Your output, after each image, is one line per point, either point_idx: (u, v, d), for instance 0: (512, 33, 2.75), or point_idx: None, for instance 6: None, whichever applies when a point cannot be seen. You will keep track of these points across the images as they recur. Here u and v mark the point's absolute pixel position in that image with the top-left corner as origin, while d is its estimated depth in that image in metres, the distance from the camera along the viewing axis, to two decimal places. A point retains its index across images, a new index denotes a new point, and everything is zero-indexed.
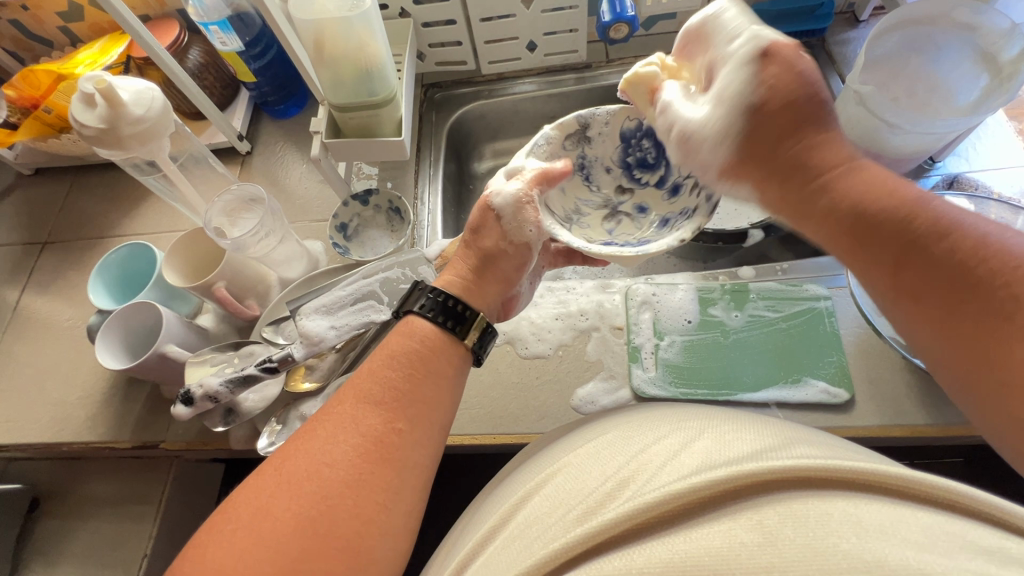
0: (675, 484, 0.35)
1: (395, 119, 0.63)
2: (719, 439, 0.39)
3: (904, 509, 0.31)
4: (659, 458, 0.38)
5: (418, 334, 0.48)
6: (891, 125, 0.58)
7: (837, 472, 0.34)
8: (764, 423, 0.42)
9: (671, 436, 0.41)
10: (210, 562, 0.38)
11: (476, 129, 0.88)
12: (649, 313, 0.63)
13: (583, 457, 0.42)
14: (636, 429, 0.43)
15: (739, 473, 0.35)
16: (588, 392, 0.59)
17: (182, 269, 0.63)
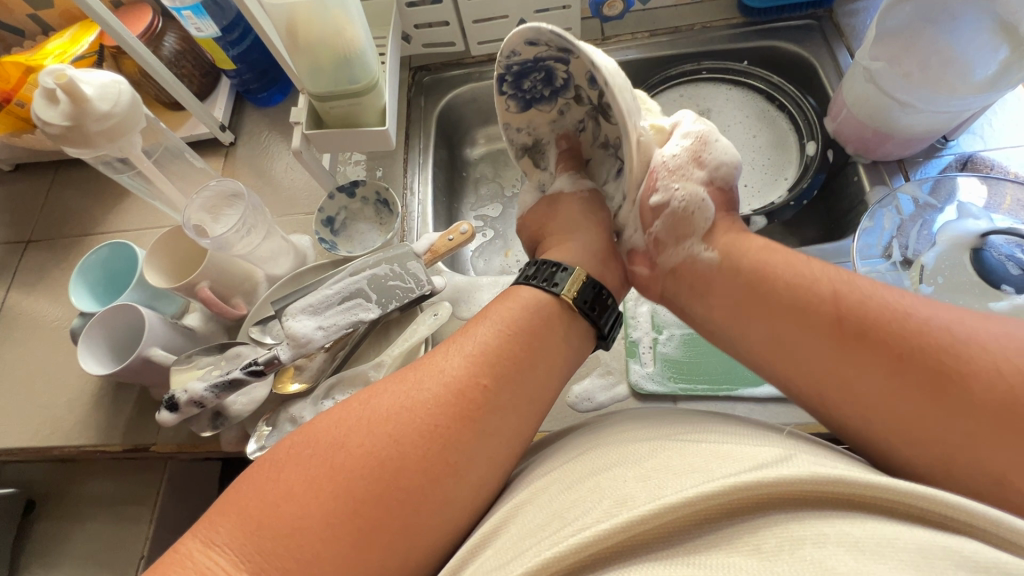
0: (666, 500, 0.33)
1: (379, 108, 0.60)
2: (717, 449, 0.37)
3: (910, 530, 0.30)
4: (653, 469, 0.37)
5: (519, 296, 0.48)
6: (904, 103, 0.55)
7: (834, 488, 0.32)
8: (762, 432, 0.40)
9: (669, 446, 0.39)
10: (277, 481, 0.37)
11: (467, 114, 0.85)
12: (647, 306, 0.61)
13: (576, 467, 0.40)
14: (631, 436, 0.41)
15: (734, 488, 0.33)
16: (585, 388, 0.57)
17: (165, 269, 0.62)
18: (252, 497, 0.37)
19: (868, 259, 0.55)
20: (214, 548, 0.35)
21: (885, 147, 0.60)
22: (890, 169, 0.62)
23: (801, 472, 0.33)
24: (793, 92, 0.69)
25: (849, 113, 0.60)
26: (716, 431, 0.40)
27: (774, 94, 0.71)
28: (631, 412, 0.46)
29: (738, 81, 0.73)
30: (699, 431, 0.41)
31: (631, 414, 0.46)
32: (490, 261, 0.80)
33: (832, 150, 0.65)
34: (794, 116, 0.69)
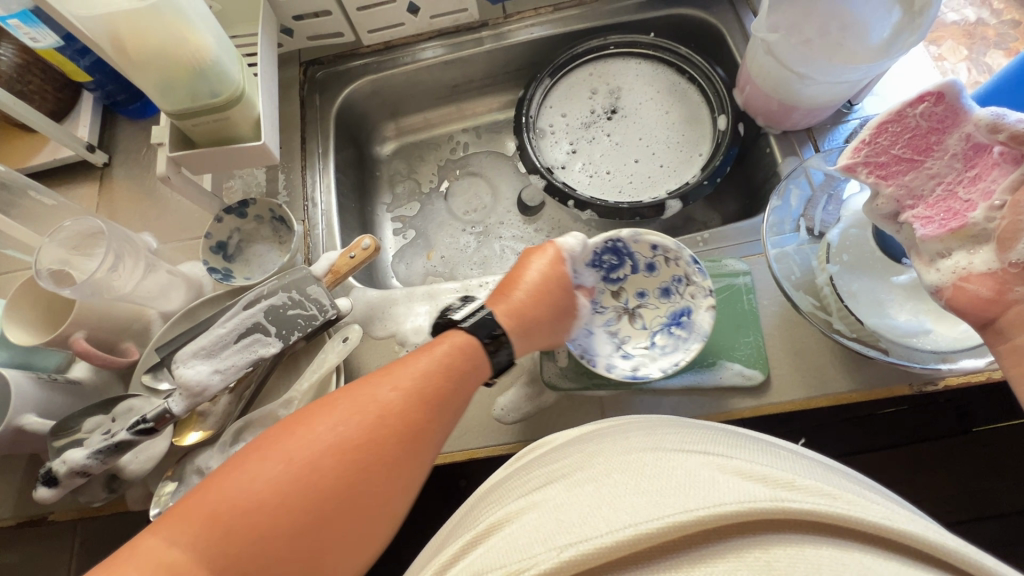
0: (676, 514, 0.30)
1: (252, 119, 0.53)
2: (723, 464, 0.34)
3: (924, 575, 0.29)
4: (658, 481, 0.33)
5: (460, 341, 0.47)
6: (802, 76, 0.53)
7: (856, 522, 0.30)
8: (752, 448, 0.38)
9: (672, 456, 0.36)
10: (249, 484, 0.36)
11: (371, 108, 0.79)
12: None
13: (578, 471, 0.37)
14: (614, 446, 0.39)
15: (753, 507, 0.30)
16: (510, 399, 0.55)
17: (32, 323, 0.55)
18: (222, 500, 0.36)
19: (779, 236, 0.54)
20: (176, 546, 0.34)
21: (790, 118, 0.59)
22: (799, 138, 0.62)
23: (822, 502, 0.30)
24: (702, 64, 0.66)
25: (755, 86, 0.59)
26: (700, 441, 0.38)
27: (685, 66, 0.68)
28: (631, 420, 0.44)
29: (647, 55, 0.70)
30: (688, 442, 0.38)
31: (631, 423, 0.44)
32: (412, 265, 0.76)
33: (743, 124, 0.63)
34: (704, 89, 0.67)
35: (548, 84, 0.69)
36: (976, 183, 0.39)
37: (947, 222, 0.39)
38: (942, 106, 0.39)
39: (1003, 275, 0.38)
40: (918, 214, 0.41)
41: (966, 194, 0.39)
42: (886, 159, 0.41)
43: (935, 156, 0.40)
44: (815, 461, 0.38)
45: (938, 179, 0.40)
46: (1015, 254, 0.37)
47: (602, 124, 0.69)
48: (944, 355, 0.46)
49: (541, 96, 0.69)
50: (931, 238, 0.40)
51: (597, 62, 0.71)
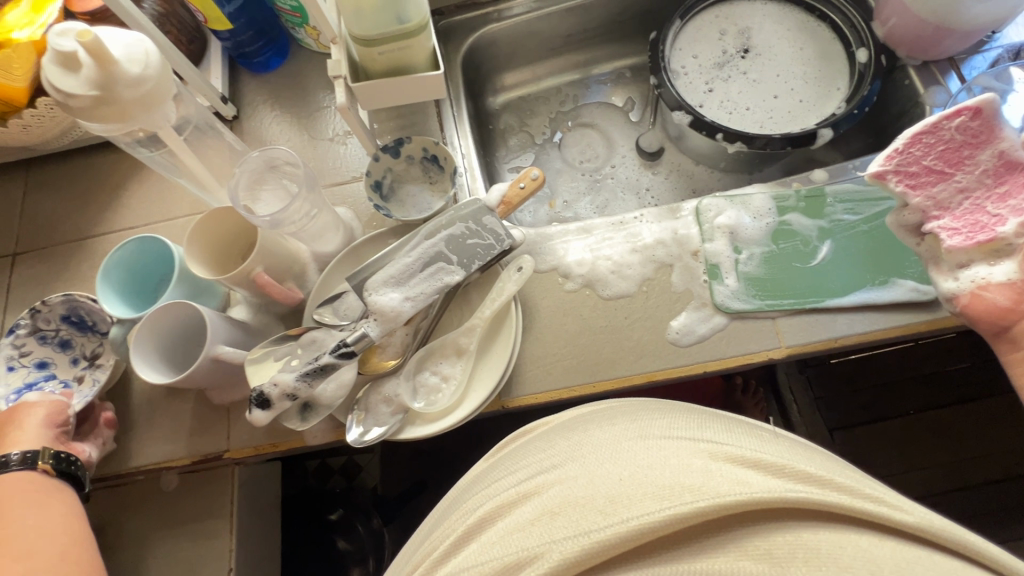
0: (673, 507, 0.32)
1: (429, 49, 0.53)
2: (720, 454, 0.36)
3: (901, 548, 0.31)
4: (652, 471, 0.35)
5: None
6: None
7: (847, 507, 0.32)
8: (739, 436, 0.40)
9: (662, 449, 0.38)
10: None
11: (486, 60, 0.79)
12: (726, 222, 0.59)
13: (584, 456, 0.39)
14: (620, 431, 0.41)
15: (755, 499, 0.32)
16: (683, 322, 0.56)
17: (208, 260, 0.55)
18: None
19: None
20: None
21: (942, 45, 0.61)
22: (941, 67, 0.63)
23: (811, 492, 0.33)
24: (835, 1, 0.67)
25: (908, 10, 0.60)
26: (691, 430, 0.40)
27: (812, 4, 0.69)
28: (630, 403, 0.46)
29: None
30: (683, 431, 0.40)
31: (618, 409, 0.46)
32: (536, 213, 0.77)
33: (886, 56, 0.64)
34: (837, 26, 0.68)
35: (678, 26, 0.70)
36: (1005, 199, 0.48)
37: (975, 234, 0.48)
38: (977, 121, 0.48)
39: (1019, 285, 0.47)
40: (945, 224, 0.50)
41: (994, 210, 0.48)
42: (918, 169, 0.50)
43: (965, 170, 0.49)
44: (793, 445, 0.41)
45: (967, 191, 0.49)
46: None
47: (731, 63, 0.70)
48: None
49: (671, 38, 0.70)
50: (959, 249, 0.49)
51: (723, 4, 0.72)
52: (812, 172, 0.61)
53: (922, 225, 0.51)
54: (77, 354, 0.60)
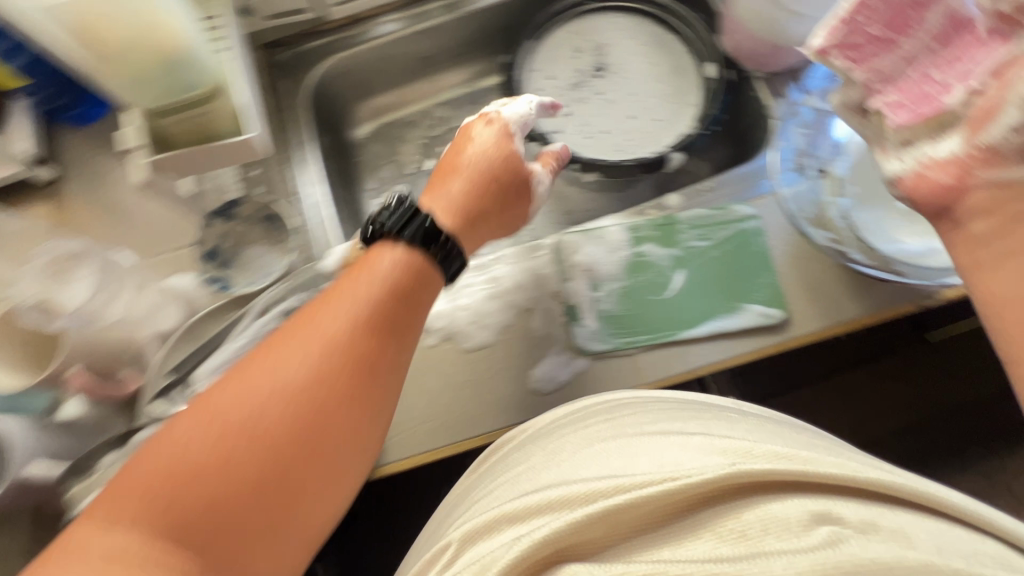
0: (615, 494, 0.32)
1: (236, 111, 0.49)
2: (657, 451, 0.36)
3: (873, 508, 0.32)
4: (625, 465, 0.36)
5: None
6: (795, 15, 0.54)
7: (790, 478, 0.32)
8: (715, 424, 0.41)
9: (638, 447, 0.38)
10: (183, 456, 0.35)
11: (342, 89, 0.74)
12: (582, 259, 0.58)
13: (536, 472, 0.39)
14: (594, 432, 0.41)
15: (754, 467, 0.32)
16: (545, 369, 0.55)
17: (14, 363, 0.49)
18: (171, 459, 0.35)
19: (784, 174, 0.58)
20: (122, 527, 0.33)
21: (777, 60, 0.61)
22: (783, 80, 0.64)
23: (790, 459, 0.33)
24: (682, 13, 0.67)
25: (743, 27, 0.59)
26: (655, 425, 0.40)
27: (665, 17, 0.68)
28: (578, 410, 0.46)
29: (626, 8, 0.69)
30: (639, 428, 0.40)
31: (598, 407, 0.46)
32: None
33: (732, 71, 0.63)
34: (687, 39, 0.67)
35: (530, 47, 0.67)
36: (951, 65, 0.46)
37: (920, 107, 0.47)
38: None
39: (965, 159, 0.44)
40: (890, 99, 0.48)
41: (942, 77, 0.46)
42: (861, 40, 0.47)
43: (911, 34, 0.46)
44: (812, 430, 0.42)
45: (911, 60, 0.47)
46: (984, 136, 0.43)
47: (592, 87, 0.68)
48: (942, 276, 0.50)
49: (527, 61, 0.67)
50: (905, 125, 0.47)
51: (575, 20, 0.70)
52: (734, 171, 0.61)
53: (867, 101, 0.50)
54: None
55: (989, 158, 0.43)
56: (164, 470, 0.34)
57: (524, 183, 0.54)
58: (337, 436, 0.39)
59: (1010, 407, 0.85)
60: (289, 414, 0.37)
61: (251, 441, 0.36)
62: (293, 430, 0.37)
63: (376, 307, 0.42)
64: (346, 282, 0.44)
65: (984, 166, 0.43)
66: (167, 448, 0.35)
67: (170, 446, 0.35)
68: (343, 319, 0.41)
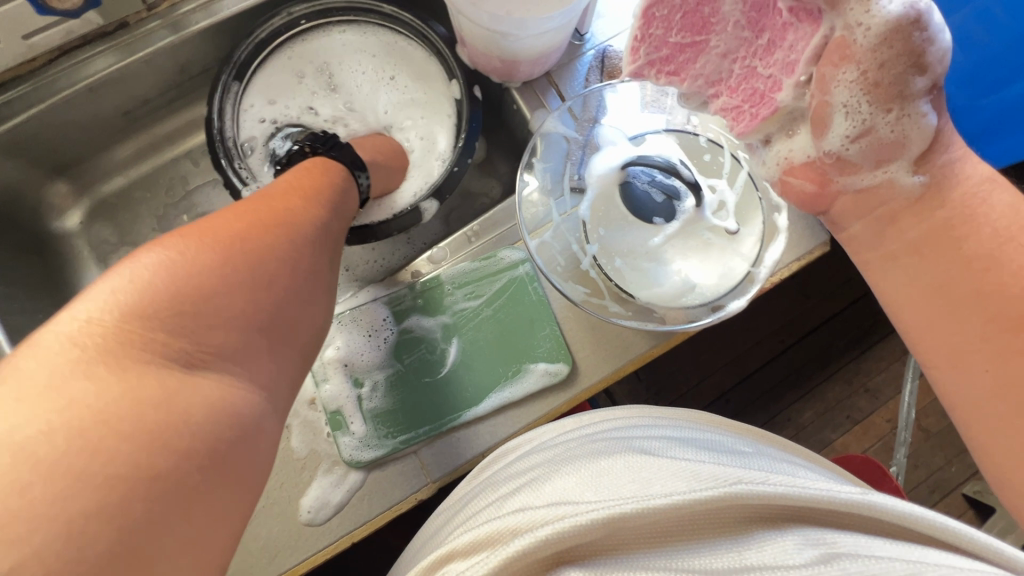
0: (528, 536, 0.25)
1: None
2: (615, 466, 0.30)
3: (840, 540, 0.25)
4: (560, 487, 0.29)
5: None
6: (504, 33, 0.45)
7: (741, 504, 0.26)
8: (683, 436, 0.34)
9: (602, 457, 0.31)
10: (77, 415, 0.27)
11: (11, 174, 0.56)
12: (337, 353, 0.49)
13: (475, 506, 0.32)
14: (560, 447, 0.35)
15: (707, 494, 0.26)
16: (314, 496, 0.47)
17: None
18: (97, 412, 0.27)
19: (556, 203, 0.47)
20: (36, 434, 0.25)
21: (521, 70, 0.52)
22: (540, 88, 0.55)
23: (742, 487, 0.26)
24: (411, 20, 0.55)
25: (471, 43, 0.50)
26: (628, 434, 0.34)
27: (395, 26, 0.56)
28: (546, 431, 0.39)
29: (348, 20, 0.57)
30: (613, 436, 0.34)
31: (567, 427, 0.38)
32: None
33: (478, 87, 0.55)
34: (425, 51, 0.56)
35: (234, 92, 0.54)
36: (772, 51, 0.33)
37: (756, 110, 0.35)
38: None
39: (819, 165, 0.34)
40: (724, 104, 0.36)
41: (767, 69, 0.34)
42: (668, 51, 0.35)
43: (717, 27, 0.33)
44: (769, 451, 0.35)
45: (728, 54, 0.34)
46: (827, 144, 0.33)
47: (326, 104, 0.59)
48: (713, 304, 0.43)
49: (234, 108, 0.55)
50: (747, 135, 0.36)
51: (291, 44, 0.56)
52: (523, 190, 0.48)
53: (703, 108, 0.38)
54: None
55: (842, 165, 0.34)
56: (124, 313, 0.30)
57: (350, 194, 0.48)
58: (211, 311, 0.33)
59: (841, 336, 0.85)
60: (208, 313, 0.33)
61: (82, 422, 0.26)
62: (215, 437, 0.30)
63: (286, 215, 0.40)
64: (161, 242, 0.35)
65: (841, 172, 0.34)
66: (34, 365, 0.28)
67: (65, 335, 0.29)
68: (213, 223, 0.37)
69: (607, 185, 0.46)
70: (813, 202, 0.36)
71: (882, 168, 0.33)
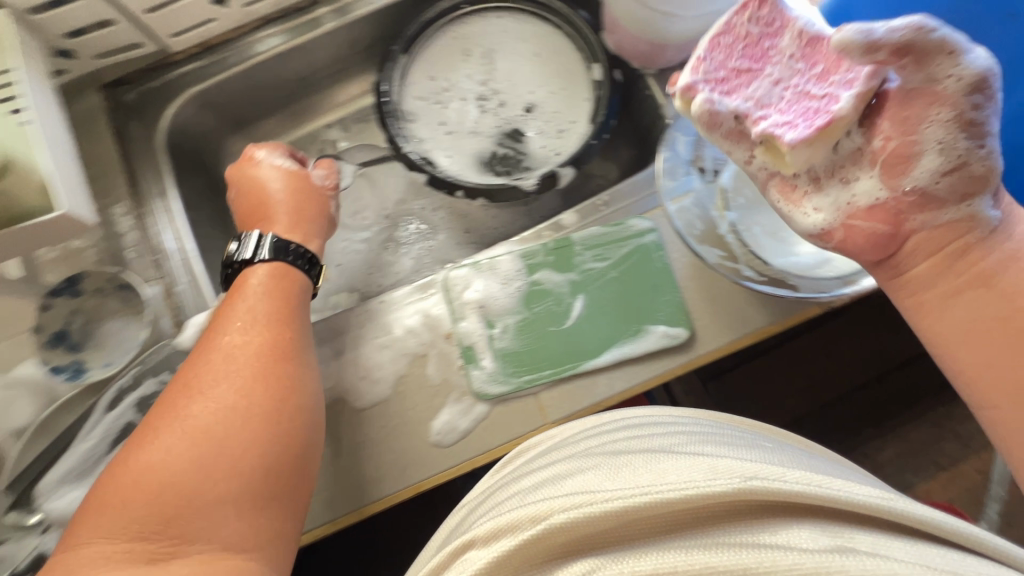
0: (528, 527, 0.29)
1: (37, 184, 0.43)
2: (621, 465, 0.32)
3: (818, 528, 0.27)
4: (563, 484, 0.32)
5: None
6: (669, 15, 0.49)
7: (729, 498, 0.27)
8: (700, 436, 0.36)
9: (612, 459, 0.33)
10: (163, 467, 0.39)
11: (207, 124, 0.67)
12: (474, 296, 0.54)
13: (500, 496, 0.36)
14: (577, 445, 0.37)
15: (697, 488, 0.28)
16: (444, 420, 0.52)
17: None
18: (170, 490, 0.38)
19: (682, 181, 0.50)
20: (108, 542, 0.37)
21: (664, 56, 0.56)
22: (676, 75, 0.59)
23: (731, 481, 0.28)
24: (563, 8, 0.61)
25: (622, 27, 0.54)
26: (645, 433, 0.36)
27: (546, 14, 0.62)
28: (581, 425, 0.42)
29: (504, 7, 0.63)
30: (628, 436, 0.36)
31: (601, 422, 0.41)
32: None
33: (619, 70, 0.59)
34: (572, 37, 0.61)
35: (402, 61, 0.61)
36: (827, 77, 0.38)
37: (812, 122, 0.37)
38: (765, 9, 0.40)
39: (896, 204, 0.38)
40: (776, 122, 0.39)
41: (824, 89, 0.38)
42: (726, 73, 0.41)
43: (772, 61, 0.41)
44: (787, 450, 0.36)
45: (781, 82, 0.40)
46: (907, 181, 0.36)
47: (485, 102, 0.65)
48: (846, 279, 0.45)
49: (399, 78, 0.62)
50: (801, 144, 0.37)
51: (452, 25, 0.63)
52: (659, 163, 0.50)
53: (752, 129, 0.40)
54: None
55: (924, 202, 0.37)
56: (115, 500, 0.38)
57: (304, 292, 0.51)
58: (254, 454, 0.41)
59: None
60: (214, 464, 0.40)
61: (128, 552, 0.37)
62: (231, 557, 0.38)
63: (240, 338, 0.46)
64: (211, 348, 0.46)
65: (920, 210, 0.37)
66: (93, 523, 0.37)
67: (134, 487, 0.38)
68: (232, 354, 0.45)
69: None
70: (884, 242, 0.39)
71: (966, 203, 0.36)
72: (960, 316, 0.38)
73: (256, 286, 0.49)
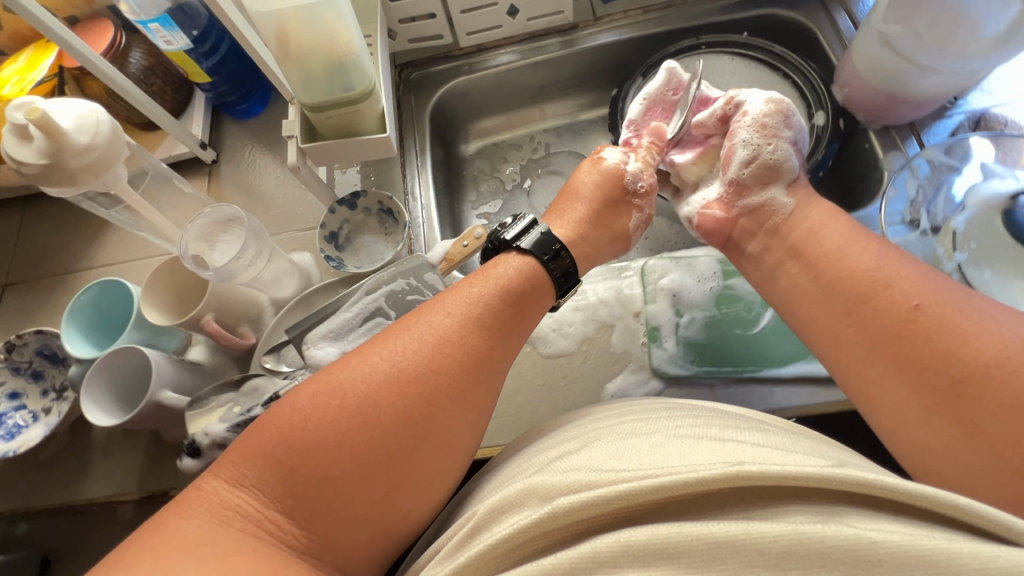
0: (555, 497, 0.33)
1: (377, 113, 0.56)
2: (645, 447, 0.36)
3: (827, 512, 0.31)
4: (591, 460, 0.36)
5: None
6: (921, 68, 0.54)
7: (749, 481, 0.31)
8: (710, 418, 0.39)
9: (634, 438, 0.37)
10: (305, 433, 0.38)
11: (459, 109, 0.81)
12: (669, 284, 0.59)
13: (519, 468, 0.39)
14: (595, 423, 0.41)
15: (717, 472, 0.31)
16: (620, 385, 0.56)
17: (164, 305, 0.58)
18: (292, 448, 0.38)
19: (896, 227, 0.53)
20: (242, 489, 0.37)
21: (897, 111, 0.60)
22: (901, 132, 0.62)
23: (751, 466, 0.31)
24: (797, 61, 0.67)
25: (860, 79, 0.60)
26: (659, 416, 0.40)
27: (778, 64, 0.68)
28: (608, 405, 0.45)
29: (739, 53, 0.70)
30: (644, 419, 0.40)
31: (625, 406, 0.44)
32: None
33: (844, 120, 0.63)
34: (801, 86, 0.66)
35: (640, 82, 0.70)
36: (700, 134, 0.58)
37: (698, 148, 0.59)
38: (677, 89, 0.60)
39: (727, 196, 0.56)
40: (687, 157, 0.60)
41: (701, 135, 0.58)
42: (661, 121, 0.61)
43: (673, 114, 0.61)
44: (811, 437, 0.39)
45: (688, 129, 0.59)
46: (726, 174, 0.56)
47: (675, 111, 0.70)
48: None
49: (632, 95, 0.71)
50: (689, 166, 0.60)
51: (687, 61, 0.72)
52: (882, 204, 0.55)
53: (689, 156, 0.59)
54: (48, 385, 0.65)
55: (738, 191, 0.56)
56: (264, 458, 0.38)
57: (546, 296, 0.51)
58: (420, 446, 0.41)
59: None
60: (354, 442, 0.39)
61: (245, 522, 0.36)
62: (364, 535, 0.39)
63: (456, 332, 0.45)
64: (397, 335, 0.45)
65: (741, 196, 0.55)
66: (229, 473, 0.38)
67: (257, 451, 0.38)
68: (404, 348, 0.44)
69: (988, 208, 0.50)
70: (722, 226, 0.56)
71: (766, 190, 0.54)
72: (908, 387, 0.41)
73: (506, 272, 0.50)
